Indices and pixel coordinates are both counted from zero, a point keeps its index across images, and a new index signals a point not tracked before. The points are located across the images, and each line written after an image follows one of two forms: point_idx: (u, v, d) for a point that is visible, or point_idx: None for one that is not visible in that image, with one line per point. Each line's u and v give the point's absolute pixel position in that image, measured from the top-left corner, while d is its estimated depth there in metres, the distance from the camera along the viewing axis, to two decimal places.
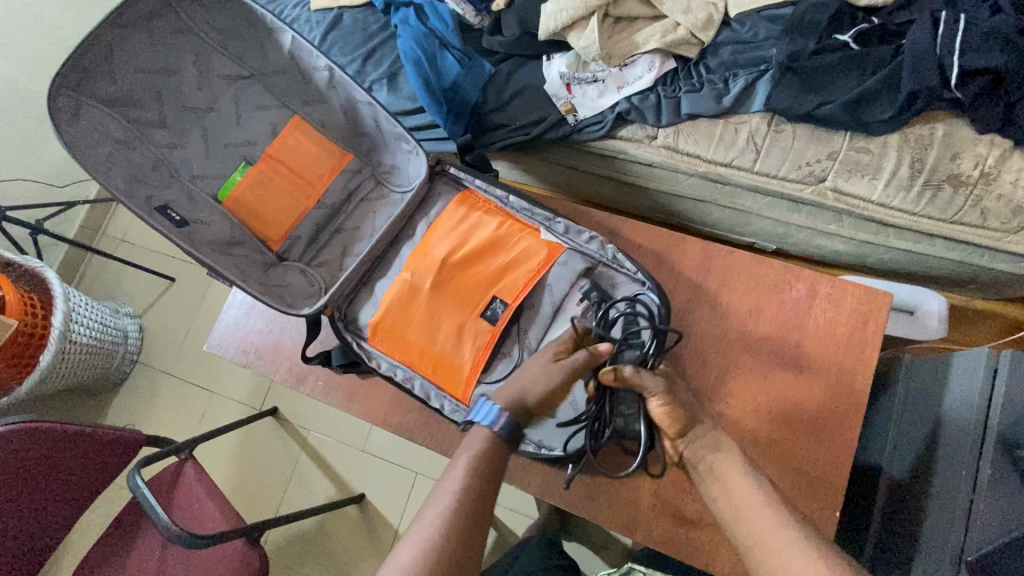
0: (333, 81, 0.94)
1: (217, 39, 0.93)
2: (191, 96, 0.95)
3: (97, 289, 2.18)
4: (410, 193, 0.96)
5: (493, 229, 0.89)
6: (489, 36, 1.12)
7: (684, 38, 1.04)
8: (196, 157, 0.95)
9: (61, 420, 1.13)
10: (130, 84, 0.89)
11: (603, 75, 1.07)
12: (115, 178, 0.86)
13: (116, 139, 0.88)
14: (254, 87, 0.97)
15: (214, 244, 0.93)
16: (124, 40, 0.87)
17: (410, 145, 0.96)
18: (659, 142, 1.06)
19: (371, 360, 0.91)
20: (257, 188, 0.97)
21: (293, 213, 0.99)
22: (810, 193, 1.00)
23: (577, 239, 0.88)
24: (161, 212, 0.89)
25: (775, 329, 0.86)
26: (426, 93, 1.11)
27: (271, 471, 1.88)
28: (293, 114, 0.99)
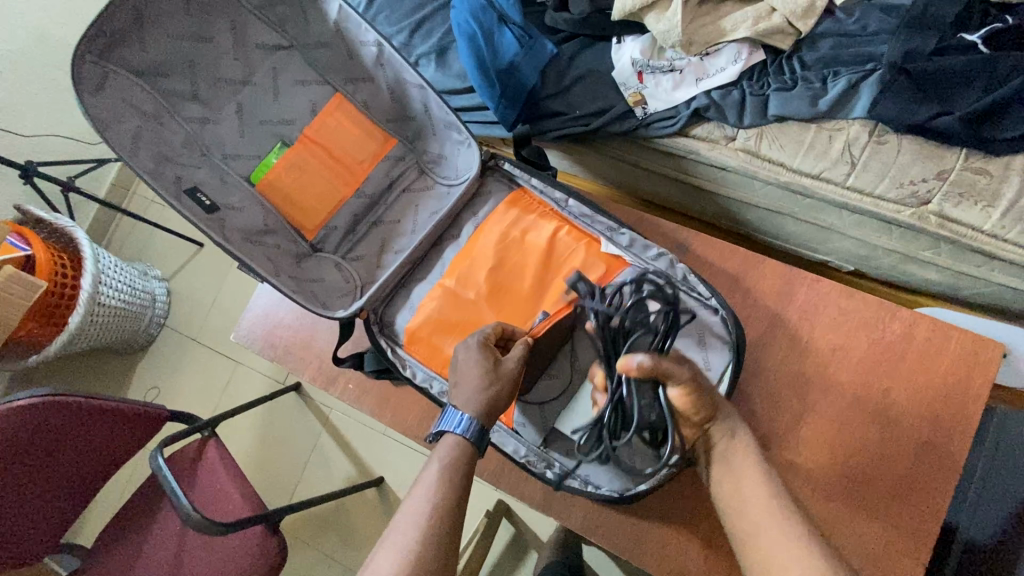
0: (382, 58, 0.84)
1: (257, 5, 0.84)
2: (227, 67, 0.86)
3: (126, 249, 2.16)
4: (459, 188, 0.87)
5: (550, 235, 0.80)
6: (553, 12, 1.00)
7: (778, 26, 0.91)
8: (229, 134, 0.87)
9: (84, 396, 1.10)
10: (162, 51, 0.81)
11: (681, 64, 0.94)
12: (142, 157, 0.79)
13: (144, 112, 0.80)
14: (295, 60, 0.88)
15: (245, 232, 0.85)
16: (156, 3, 0.78)
17: (461, 135, 0.86)
18: (737, 144, 0.94)
19: (405, 369, 0.83)
20: (293, 171, 0.89)
21: (329, 201, 0.91)
22: (909, 216, 0.88)
23: (643, 254, 0.79)
24: (190, 194, 0.82)
25: (861, 374, 0.76)
26: (479, 74, 1.01)
27: (291, 447, 1.86)
28: (335, 92, 0.90)
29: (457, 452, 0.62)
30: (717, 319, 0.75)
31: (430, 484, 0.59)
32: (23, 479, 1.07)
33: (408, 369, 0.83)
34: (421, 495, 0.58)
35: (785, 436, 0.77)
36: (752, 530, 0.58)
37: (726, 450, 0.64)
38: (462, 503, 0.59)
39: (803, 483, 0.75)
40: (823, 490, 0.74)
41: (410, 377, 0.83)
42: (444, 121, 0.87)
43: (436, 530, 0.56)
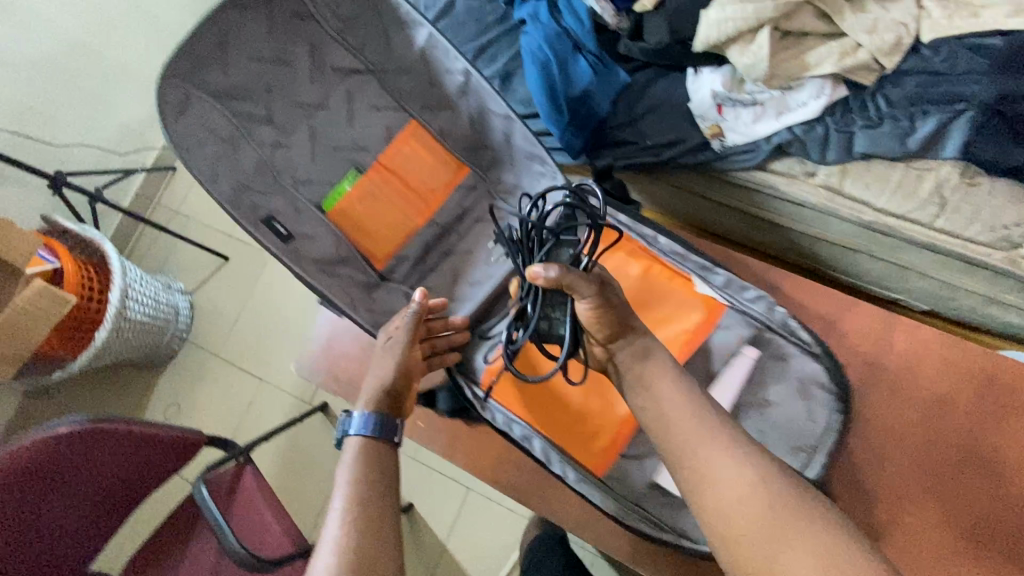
0: (468, 87, 0.82)
1: (337, 28, 0.81)
2: (304, 90, 0.83)
3: (149, 261, 2.11)
4: (540, 220, 0.83)
5: (639, 276, 0.78)
6: (628, 40, 0.98)
7: (864, 62, 0.89)
8: (302, 160, 0.84)
9: (125, 422, 0.96)
10: (243, 75, 0.78)
11: (763, 98, 0.92)
12: (222, 184, 0.76)
13: (221, 136, 0.77)
14: (371, 85, 0.85)
15: (319, 262, 0.82)
16: (241, 28, 0.76)
17: (546, 167, 0.83)
18: (818, 181, 0.92)
19: (485, 411, 0.80)
20: (366, 200, 0.87)
21: (401, 232, 0.89)
22: (1001, 260, 0.86)
23: (739, 295, 0.76)
24: (268, 223, 0.78)
25: (965, 427, 0.74)
26: (549, 102, 0.99)
27: (318, 469, 1.82)
28: (411, 118, 0.87)
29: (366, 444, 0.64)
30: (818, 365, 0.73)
31: (345, 475, 0.61)
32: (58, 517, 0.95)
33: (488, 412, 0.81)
34: (339, 484, 0.59)
35: (886, 489, 0.74)
36: (740, 519, 0.51)
37: (642, 372, 0.60)
38: (379, 481, 0.60)
39: (907, 537, 0.72)
40: (930, 548, 0.71)
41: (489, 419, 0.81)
42: (524, 152, 0.84)
43: (373, 509, 0.58)
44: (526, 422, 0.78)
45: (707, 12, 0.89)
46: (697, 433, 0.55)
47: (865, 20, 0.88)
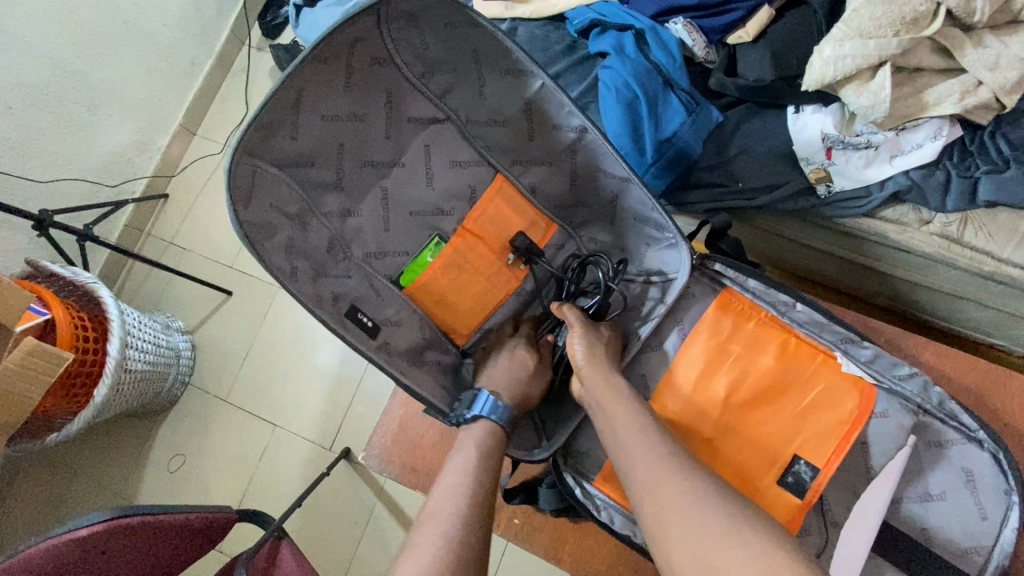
0: (579, 145, 0.73)
1: (418, 74, 0.69)
2: (377, 148, 0.70)
3: (141, 298, 1.92)
4: (665, 296, 0.74)
5: (777, 358, 0.68)
6: (722, 74, 0.87)
7: (986, 101, 0.82)
8: (375, 229, 0.72)
9: (155, 511, 0.88)
10: (314, 137, 0.65)
11: (877, 140, 0.84)
12: (302, 281, 0.65)
13: (289, 214, 0.65)
14: (450, 135, 0.73)
15: (407, 353, 0.73)
16: (314, 81, 0.62)
17: (668, 235, 0.73)
18: (935, 229, 0.84)
19: (599, 513, 0.70)
20: (450, 271, 0.75)
21: (488, 303, 0.78)
22: None
23: (888, 373, 0.69)
24: (352, 316, 0.68)
25: None
26: (634, 144, 0.89)
27: (343, 521, 1.68)
28: (497, 173, 0.76)
29: (484, 438, 0.64)
30: (987, 453, 0.65)
31: (469, 460, 0.61)
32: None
33: (604, 515, 0.70)
34: (461, 466, 0.60)
35: None
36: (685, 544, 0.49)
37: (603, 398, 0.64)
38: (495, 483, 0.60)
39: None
40: None
41: (606, 523, 0.70)
42: (636, 215, 0.74)
43: (473, 515, 0.55)
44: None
45: (821, 48, 0.80)
46: (662, 478, 0.54)
47: (988, 57, 0.81)
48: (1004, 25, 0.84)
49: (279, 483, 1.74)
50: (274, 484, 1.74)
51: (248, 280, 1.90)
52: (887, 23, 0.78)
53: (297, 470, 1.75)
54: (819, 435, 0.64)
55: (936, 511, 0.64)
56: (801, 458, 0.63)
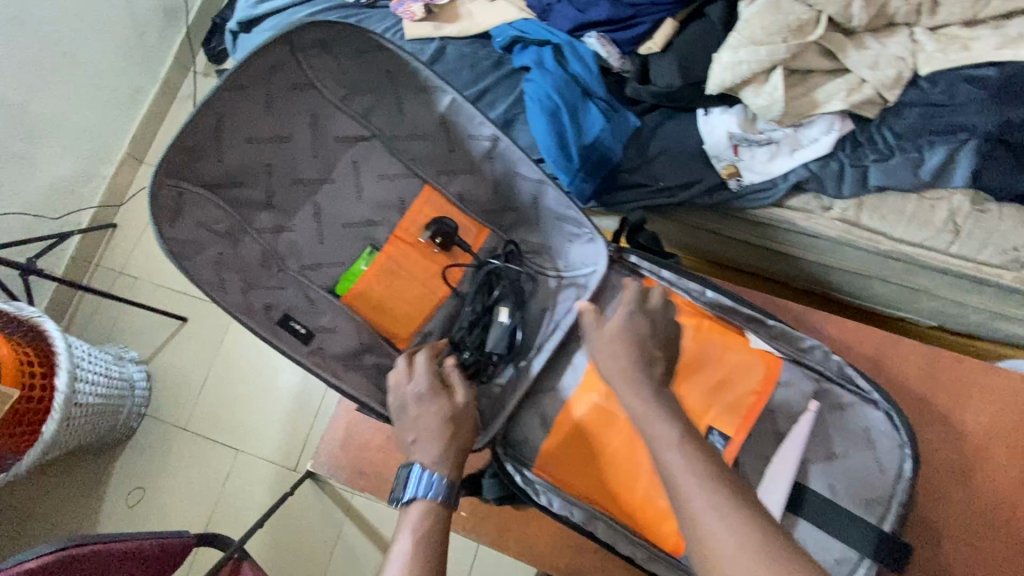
0: (494, 152, 0.77)
1: (340, 94, 0.73)
2: (305, 166, 0.74)
3: (92, 330, 1.88)
4: (585, 287, 0.80)
5: (693, 338, 0.74)
6: (636, 83, 0.94)
7: (870, 97, 0.91)
8: (309, 243, 0.75)
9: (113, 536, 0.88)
10: (239, 157, 0.69)
11: (777, 136, 0.92)
12: (232, 291, 0.68)
13: (219, 232, 0.68)
14: (378, 151, 0.77)
15: (343, 358, 0.75)
16: (234, 105, 0.66)
17: (583, 230, 0.79)
18: (835, 214, 0.92)
19: (540, 497, 0.74)
20: (386, 278, 0.79)
21: (425, 307, 0.81)
22: (1011, 280, 0.89)
23: (793, 346, 0.75)
24: (284, 324, 0.72)
25: (1018, 455, 0.75)
26: (558, 150, 0.95)
27: (312, 541, 1.67)
28: (425, 184, 0.80)
29: (430, 517, 0.62)
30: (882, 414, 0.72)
31: (407, 550, 0.58)
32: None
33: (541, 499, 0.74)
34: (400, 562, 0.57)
35: (955, 529, 0.73)
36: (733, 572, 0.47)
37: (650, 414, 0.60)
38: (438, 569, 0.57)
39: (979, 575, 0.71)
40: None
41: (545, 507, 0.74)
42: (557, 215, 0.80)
43: None
44: (590, 505, 0.72)
45: (719, 56, 0.88)
46: (702, 499, 0.52)
47: (868, 57, 0.90)
48: (881, 28, 0.94)
49: (243, 508, 1.72)
50: (239, 509, 1.72)
51: (203, 306, 1.89)
52: (774, 31, 0.86)
53: (263, 493, 1.73)
54: (730, 406, 0.70)
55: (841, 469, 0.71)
56: (715, 428, 0.69)
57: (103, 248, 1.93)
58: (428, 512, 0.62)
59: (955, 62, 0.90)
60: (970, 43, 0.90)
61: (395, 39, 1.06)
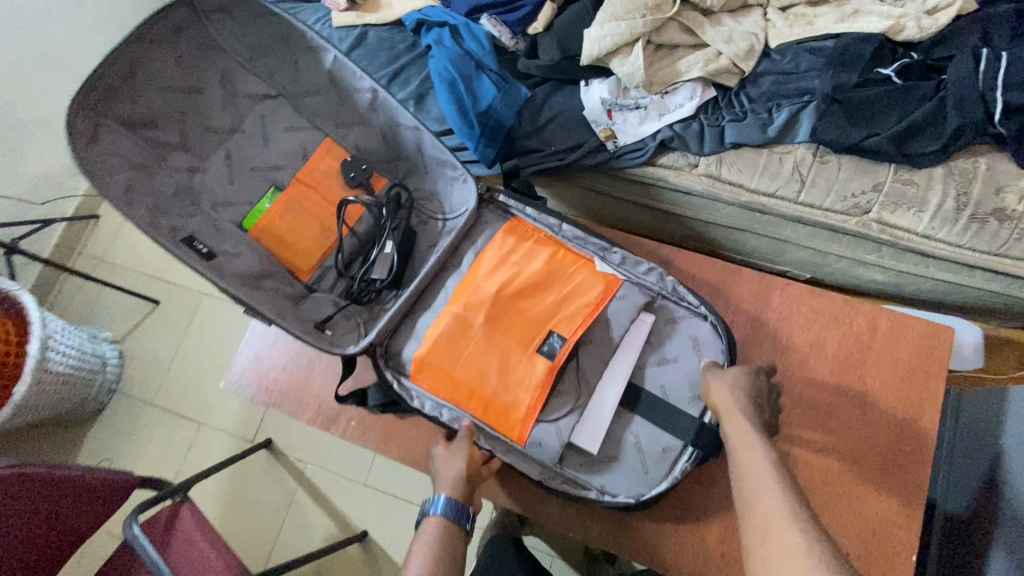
0: (377, 104, 0.91)
1: (247, 55, 0.88)
2: (216, 115, 0.88)
3: (72, 312, 2.02)
4: (457, 221, 0.92)
5: (545, 261, 0.85)
6: (526, 59, 1.08)
7: (725, 67, 1.03)
8: (219, 183, 0.88)
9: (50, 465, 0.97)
10: (154, 102, 0.83)
11: (645, 102, 1.04)
12: (138, 209, 0.79)
13: (134, 162, 0.81)
14: (284, 108, 0.92)
15: (242, 278, 0.85)
16: (146, 56, 0.81)
17: (456, 172, 0.92)
18: (700, 170, 1.04)
19: (413, 400, 0.84)
20: (286, 215, 0.90)
21: (323, 241, 0.92)
22: (854, 224, 0.99)
23: (634, 270, 0.86)
24: (187, 243, 0.82)
25: (837, 365, 0.84)
26: (458, 116, 1.07)
27: (265, 508, 1.75)
28: (325, 136, 0.94)
29: (441, 531, 0.72)
30: (707, 323, 0.82)
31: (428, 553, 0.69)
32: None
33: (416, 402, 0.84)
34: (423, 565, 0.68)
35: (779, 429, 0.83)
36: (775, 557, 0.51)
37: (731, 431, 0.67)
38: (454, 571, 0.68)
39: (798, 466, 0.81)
40: (816, 471, 0.81)
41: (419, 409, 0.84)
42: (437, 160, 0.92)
43: None
44: (453, 404, 0.82)
45: (589, 31, 1.01)
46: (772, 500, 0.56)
47: (722, 32, 1.03)
48: (739, 9, 1.07)
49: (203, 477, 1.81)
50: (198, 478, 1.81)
51: (175, 289, 2.03)
52: (633, 8, 0.99)
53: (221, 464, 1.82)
54: (568, 315, 0.80)
55: (670, 372, 0.81)
56: (555, 332, 0.80)
57: (86, 237, 2.09)
58: (443, 526, 0.72)
59: (798, 35, 1.03)
60: (813, 19, 1.03)
61: (325, 28, 1.21)
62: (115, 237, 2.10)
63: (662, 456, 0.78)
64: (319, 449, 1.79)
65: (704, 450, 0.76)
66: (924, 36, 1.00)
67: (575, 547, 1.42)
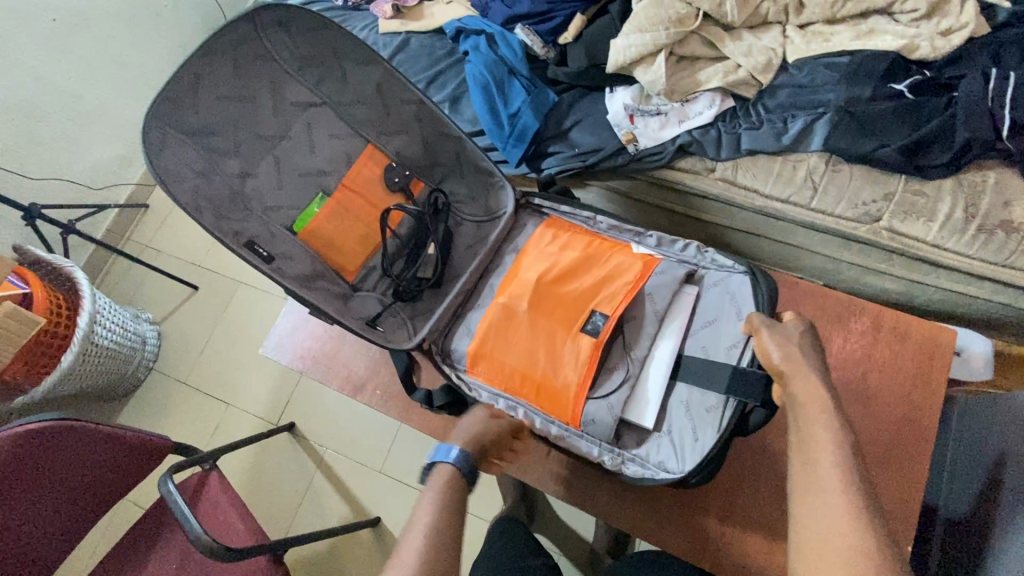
0: (422, 114, 1.00)
1: (294, 64, 0.93)
2: (265, 122, 0.93)
3: (117, 292, 2.16)
4: (500, 225, 1.00)
5: (583, 249, 0.91)
6: (555, 66, 1.16)
7: (744, 78, 1.09)
8: (270, 189, 0.94)
9: (92, 422, 1.07)
10: (211, 111, 0.88)
11: (666, 109, 1.11)
12: (205, 215, 0.86)
13: (197, 171, 0.87)
14: (326, 114, 0.97)
15: (301, 278, 0.93)
16: (206, 69, 0.87)
17: (497, 179, 1.03)
18: (717, 175, 1.10)
19: (473, 392, 0.92)
20: (334, 219, 0.98)
21: (367, 245, 1.00)
22: (865, 231, 1.03)
23: (670, 248, 0.93)
24: (249, 247, 0.90)
25: (841, 361, 0.88)
26: (490, 117, 1.16)
27: (284, 488, 1.83)
28: (367, 143, 1.01)
29: (449, 481, 0.73)
30: (737, 274, 0.86)
31: (437, 492, 0.72)
32: (18, 509, 1.00)
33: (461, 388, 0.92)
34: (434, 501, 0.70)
35: None
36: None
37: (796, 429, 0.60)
38: (455, 518, 0.69)
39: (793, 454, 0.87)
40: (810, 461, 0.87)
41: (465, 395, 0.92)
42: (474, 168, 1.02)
43: (440, 542, 0.66)
44: (513, 394, 0.89)
45: (615, 41, 1.08)
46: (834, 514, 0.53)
47: (741, 46, 1.09)
48: (758, 26, 1.14)
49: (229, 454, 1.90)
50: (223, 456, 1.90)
51: (213, 276, 2.15)
52: (658, 21, 1.06)
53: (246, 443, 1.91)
54: (610, 293, 0.86)
55: (706, 339, 0.85)
56: (597, 311, 0.85)
57: (135, 224, 2.24)
58: (451, 476, 0.74)
59: (815, 51, 1.09)
60: (829, 36, 1.09)
61: (371, 34, 1.31)
62: (162, 225, 2.25)
63: (707, 416, 0.80)
64: (338, 435, 1.86)
65: (742, 397, 0.76)
66: (938, 55, 1.05)
67: (582, 540, 1.45)
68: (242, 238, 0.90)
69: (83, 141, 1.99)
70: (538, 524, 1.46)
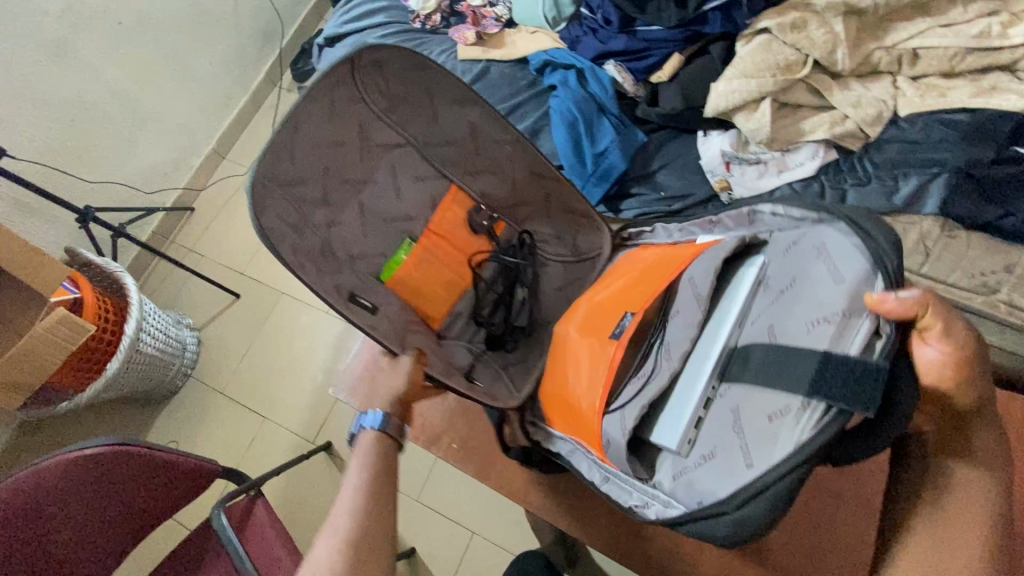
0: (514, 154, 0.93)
1: (382, 106, 0.88)
2: (353, 167, 0.89)
3: (159, 295, 2.14)
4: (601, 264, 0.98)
5: (631, 263, 0.87)
6: (646, 106, 1.10)
7: (851, 130, 1.03)
8: (356, 236, 0.90)
9: (153, 447, 0.96)
10: (306, 162, 0.83)
11: (766, 158, 1.04)
12: (309, 271, 0.81)
13: (295, 225, 0.82)
14: (412, 156, 0.93)
15: (397, 333, 0.89)
16: (303, 116, 0.81)
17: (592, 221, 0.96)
18: None
19: (554, 446, 0.86)
20: (421, 266, 0.96)
21: (455, 290, 1.00)
22: (980, 303, 0.95)
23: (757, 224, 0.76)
24: (353, 301, 0.86)
25: None
26: (573, 155, 1.10)
27: (319, 509, 1.79)
28: (452, 183, 0.98)
29: (373, 447, 0.72)
30: (829, 227, 0.63)
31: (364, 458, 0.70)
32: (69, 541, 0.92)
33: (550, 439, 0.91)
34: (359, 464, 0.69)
35: None
36: None
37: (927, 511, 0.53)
38: (386, 489, 0.68)
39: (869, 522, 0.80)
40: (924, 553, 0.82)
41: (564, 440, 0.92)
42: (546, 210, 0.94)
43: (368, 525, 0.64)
44: (577, 439, 0.81)
45: (717, 85, 1.03)
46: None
47: (850, 96, 1.03)
48: (867, 74, 1.07)
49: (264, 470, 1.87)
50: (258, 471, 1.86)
51: (256, 284, 2.12)
52: (765, 67, 1.00)
53: (281, 459, 1.87)
54: (649, 291, 0.76)
55: (775, 316, 0.62)
56: (627, 313, 0.76)
57: (180, 227, 2.22)
58: (377, 440, 0.73)
59: (930, 106, 1.02)
60: (946, 91, 1.02)
61: (449, 58, 1.28)
62: (206, 229, 2.23)
63: (768, 430, 0.56)
64: None
65: (841, 404, 0.51)
66: None
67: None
68: (342, 292, 0.86)
69: (137, 143, 1.98)
70: (583, 574, 1.40)
